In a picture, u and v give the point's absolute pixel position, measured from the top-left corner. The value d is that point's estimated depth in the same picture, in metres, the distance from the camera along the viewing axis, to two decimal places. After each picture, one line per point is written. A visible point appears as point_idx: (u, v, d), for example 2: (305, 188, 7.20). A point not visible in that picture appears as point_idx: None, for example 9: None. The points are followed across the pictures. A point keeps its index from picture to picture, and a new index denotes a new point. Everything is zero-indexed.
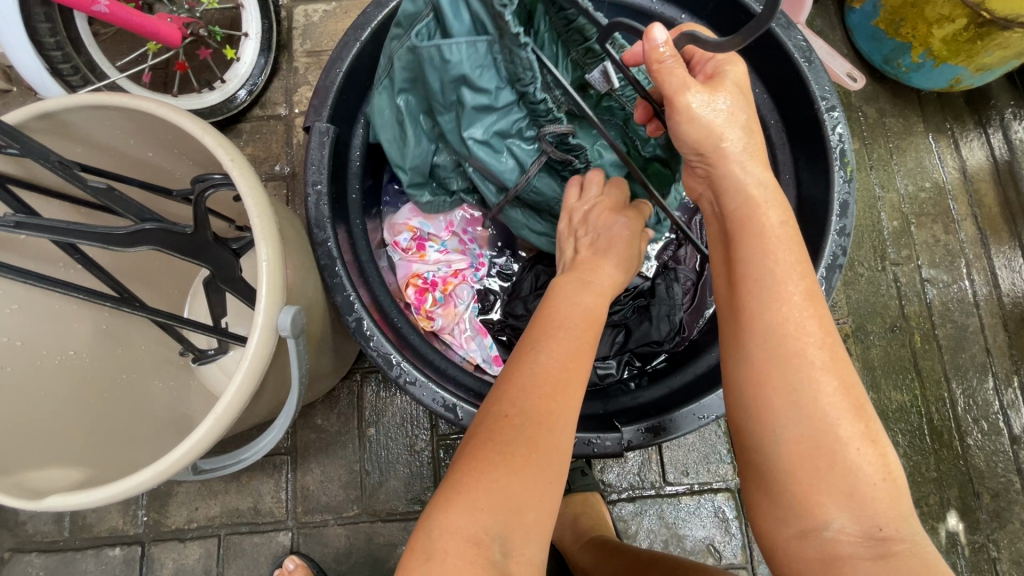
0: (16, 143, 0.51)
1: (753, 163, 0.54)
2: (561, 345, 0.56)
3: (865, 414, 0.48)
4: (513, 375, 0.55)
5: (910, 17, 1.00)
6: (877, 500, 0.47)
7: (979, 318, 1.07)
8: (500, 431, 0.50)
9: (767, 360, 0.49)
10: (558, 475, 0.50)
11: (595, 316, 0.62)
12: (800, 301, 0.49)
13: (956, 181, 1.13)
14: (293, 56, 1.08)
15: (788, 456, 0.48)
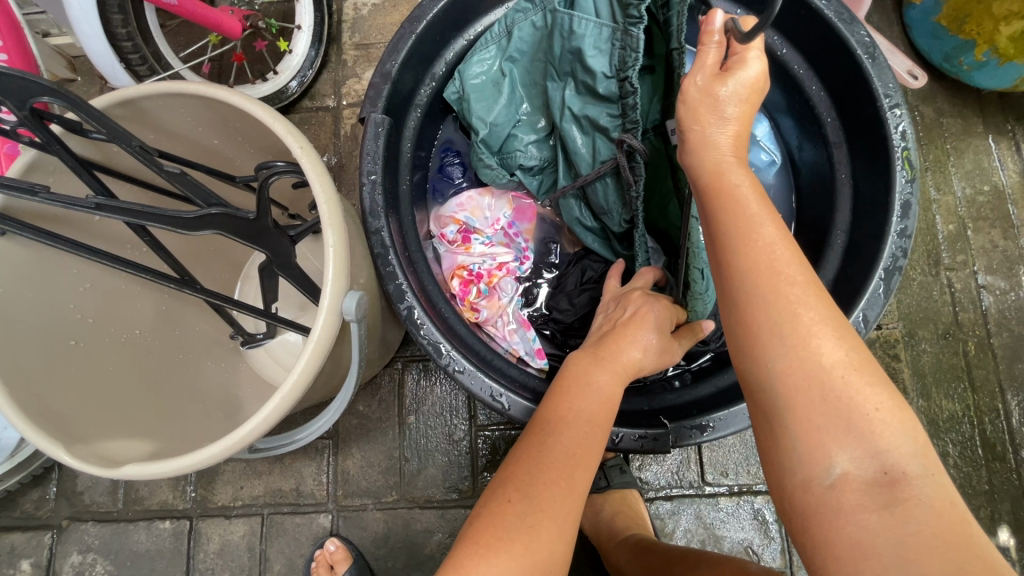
0: (102, 128, 0.53)
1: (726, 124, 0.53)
2: (570, 434, 0.55)
3: (853, 340, 0.46)
4: (518, 462, 0.54)
5: (974, 14, 0.96)
6: (882, 440, 0.43)
7: None
8: (500, 513, 0.50)
9: (746, 299, 0.47)
10: (558, 566, 0.49)
11: (612, 400, 0.59)
12: (769, 240, 0.48)
13: (1017, 184, 1.09)
14: (343, 49, 1.10)
15: (787, 399, 0.45)
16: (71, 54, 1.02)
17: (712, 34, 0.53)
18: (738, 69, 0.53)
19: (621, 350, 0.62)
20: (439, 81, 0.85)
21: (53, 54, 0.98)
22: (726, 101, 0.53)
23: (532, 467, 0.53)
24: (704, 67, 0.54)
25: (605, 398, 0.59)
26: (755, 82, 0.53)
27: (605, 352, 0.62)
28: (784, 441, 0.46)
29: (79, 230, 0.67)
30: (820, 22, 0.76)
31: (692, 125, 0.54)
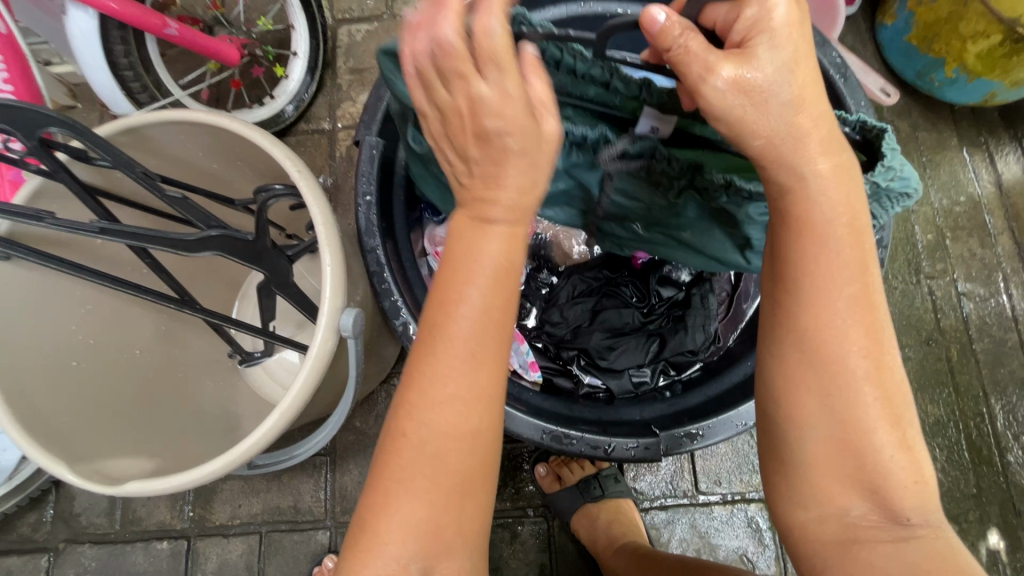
0: (107, 155, 0.55)
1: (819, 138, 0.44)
2: (454, 339, 0.41)
3: (902, 413, 0.45)
4: (406, 388, 0.42)
5: (943, 33, 1.00)
6: (897, 474, 0.45)
7: (1019, 333, 1.06)
8: (395, 453, 0.42)
9: (802, 361, 0.45)
10: (476, 485, 0.43)
11: (510, 266, 0.41)
12: (845, 305, 0.44)
13: (991, 197, 1.13)
14: (338, 73, 1.13)
15: (815, 456, 0.46)
16: (72, 82, 1.05)
17: (677, 25, 0.41)
18: (761, 33, 0.42)
19: (508, 187, 0.40)
20: None
21: (55, 81, 1.01)
22: (775, 82, 0.41)
23: (423, 390, 0.41)
24: (707, 53, 0.41)
25: (502, 262, 0.41)
26: (793, 28, 0.42)
27: (494, 200, 0.40)
28: (803, 478, 0.47)
29: (82, 253, 0.69)
30: None
31: (751, 137, 0.43)
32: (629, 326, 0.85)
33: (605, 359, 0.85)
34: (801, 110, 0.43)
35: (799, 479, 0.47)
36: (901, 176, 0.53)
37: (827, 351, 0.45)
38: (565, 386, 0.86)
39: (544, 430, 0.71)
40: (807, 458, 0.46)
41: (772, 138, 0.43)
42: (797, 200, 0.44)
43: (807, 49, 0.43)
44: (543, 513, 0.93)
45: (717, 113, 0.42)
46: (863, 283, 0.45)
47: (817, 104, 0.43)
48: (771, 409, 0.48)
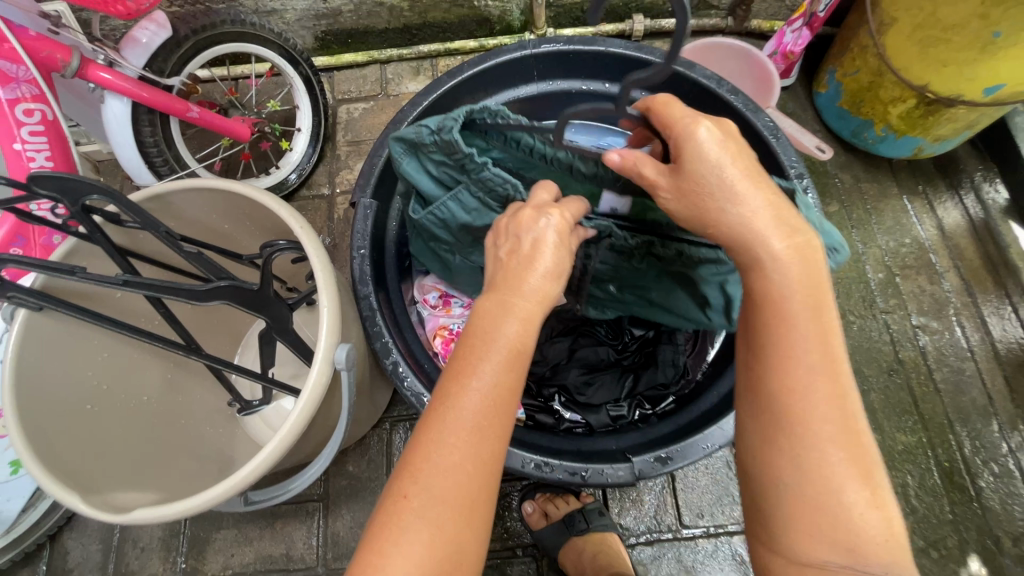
0: (137, 217, 0.64)
1: (753, 193, 0.52)
2: (468, 401, 0.48)
3: (869, 467, 0.46)
4: (415, 446, 0.48)
5: (868, 99, 1.15)
6: (875, 531, 0.45)
7: (974, 363, 1.14)
8: (396, 511, 0.47)
9: (767, 411, 0.49)
10: (467, 548, 0.47)
11: (522, 348, 0.51)
12: (808, 359, 0.48)
13: (935, 237, 1.26)
14: (337, 146, 1.27)
15: (788, 510, 0.47)
16: (97, 158, 1.17)
17: (630, 159, 0.58)
18: (690, 148, 0.53)
19: (531, 282, 0.53)
20: None
21: (83, 159, 1.13)
22: (712, 181, 0.52)
23: (431, 454, 0.47)
24: (652, 169, 0.56)
25: (513, 351, 0.50)
26: (719, 141, 0.53)
27: (514, 297, 0.52)
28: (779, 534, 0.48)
29: (103, 305, 0.76)
30: (733, 111, 0.93)
31: (707, 227, 0.54)
32: (604, 362, 0.93)
33: (584, 395, 0.91)
34: (745, 205, 0.52)
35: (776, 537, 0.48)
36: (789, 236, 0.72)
37: (801, 406, 0.47)
38: (547, 422, 0.90)
39: (525, 459, 0.76)
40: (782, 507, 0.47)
41: (722, 226, 0.52)
42: (757, 271, 0.51)
43: (738, 149, 0.54)
44: (532, 553, 0.95)
45: (673, 214, 0.57)
46: (823, 337, 0.48)
47: (761, 194, 0.52)
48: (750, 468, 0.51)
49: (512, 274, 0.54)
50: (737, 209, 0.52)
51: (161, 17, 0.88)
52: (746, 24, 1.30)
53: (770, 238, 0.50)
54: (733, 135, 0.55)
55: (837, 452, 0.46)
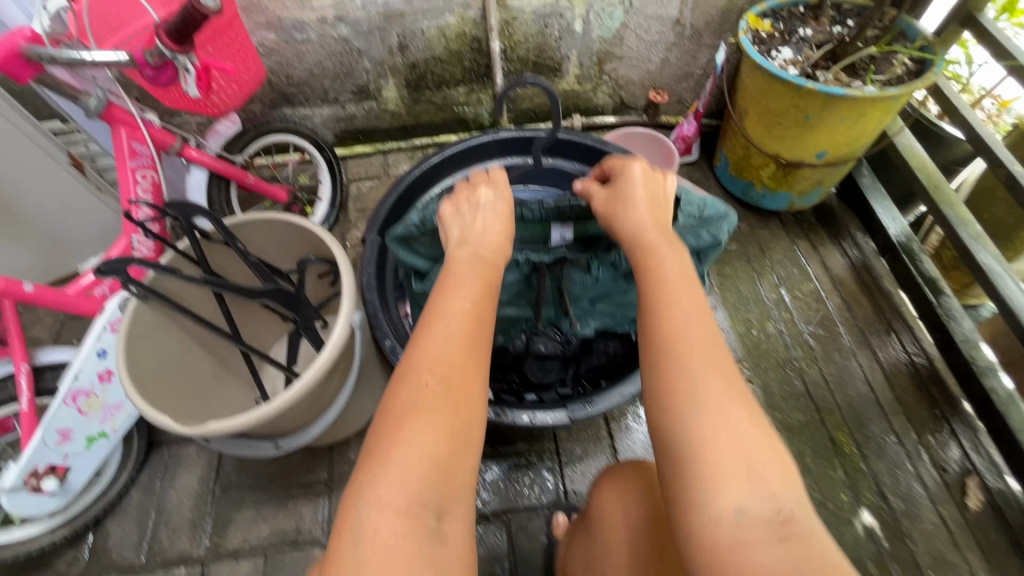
0: (225, 234, 0.97)
1: (642, 206, 0.84)
2: (452, 323, 0.70)
3: (747, 402, 0.60)
4: (422, 350, 0.67)
5: (746, 166, 1.58)
6: (759, 454, 0.57)
7: (857, 361, 1.44)
8: (418, 400, 0.62)
9: (664, 365, 0.63)
10: (472, 424, 0.64)
11: (488, 284, 0.79)
12: (686, 320, 0.66)
13: (817, 268, 1.61)
14: (349, 212, 1.65)
15: (695, 450, 0.57)
16: None
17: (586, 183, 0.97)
18: (622, 178, 0.89)
19: (480, 249, 0.85)
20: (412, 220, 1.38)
21: None
22: (625, 196, 0.86)
23: (437, 354, 0.66)
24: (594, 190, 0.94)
25: (479, 286, 0.77)
26: (642, 176, 0.88)
27: (473, 255, 0.84)
28: (689, 466, 0.58)
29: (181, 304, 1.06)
30: None
31: (612, 226, 0.86)
32: (552, 352, 1.18)
33: (536, 377, 1.18)
34: (637, 218, 0.82)
35: (680, 470, 0.58)
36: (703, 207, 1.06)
37: (685, 350, 0.63)
38: (509, 399, 1.17)
39: None
40: (690, 446, 0.58)
41: (629, 231, 0.81)
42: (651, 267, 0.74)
43: (653, 185, 0.87)
44: (501, 517, 1.15)
45: (598, 216, 0.91)
46: (697, 308, 0.67)
47: (654, 217, 0.82)
48: (658, 408, 0.63)
49: (467, 243, 0.87)
50: (630, 215, 0.83)
51: (235, 116, 1.28)
52: (658, 117, 1.76)
53: (649, 236, 0.79)
54: (651, 178, 0.89)
55: (717, 387, 0.60)
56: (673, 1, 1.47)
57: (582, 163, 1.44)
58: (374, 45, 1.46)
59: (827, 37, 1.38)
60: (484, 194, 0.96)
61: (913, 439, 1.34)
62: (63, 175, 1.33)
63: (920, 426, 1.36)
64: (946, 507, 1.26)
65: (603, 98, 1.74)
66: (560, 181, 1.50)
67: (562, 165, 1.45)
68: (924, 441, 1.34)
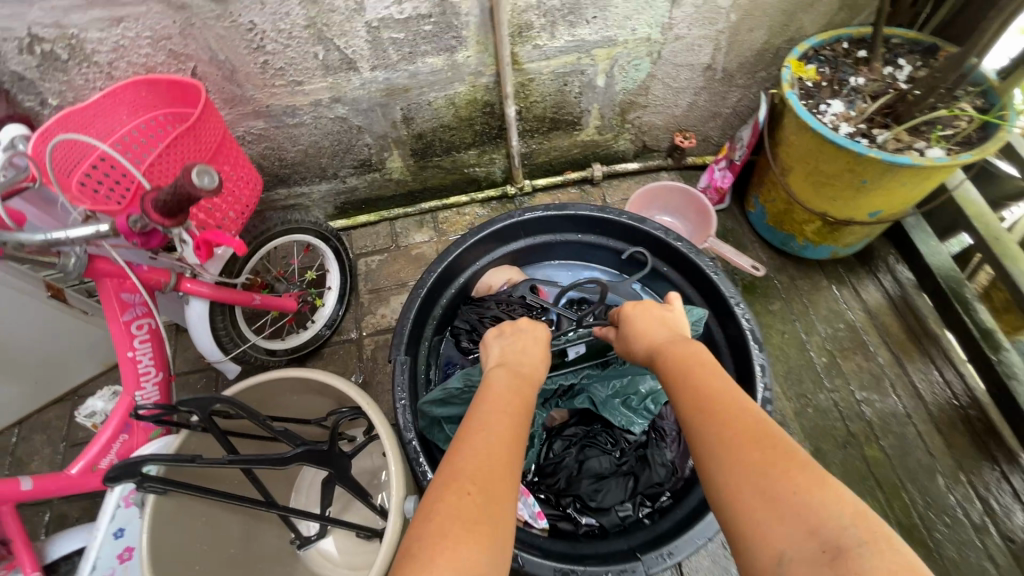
0: (243, 410, 0.84)
1: (663, 328, 0.88)
2: (496, 410, 0.67)
3: (784, 453, 0.57)
4: (459, 433, 0.64)
5: (785, 219, 1.47)
6: (807, 497, 0.52)
7: (914, 426, 1.39)
8: (451, 477, 0.57)
9: (694, 431, 0.65)
10: (506, 509, 0.56)
11: (529, 381, 0.78)
12: (711, 391, 0.67)
13: (863, 318, 1.53)
14: (360, 294, 1.50)
15: (739, 508, 0.55)
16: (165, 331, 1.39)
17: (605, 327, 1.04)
18: (643, 307, 0.94)
19: (526, 344, 0.88)
20: (435, 320, 1.28)
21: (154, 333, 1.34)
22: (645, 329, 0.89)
23: (467, 429, 0.64)
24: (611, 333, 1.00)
25: (515, 377, 0.78)
26: (652, 305, 0.93)
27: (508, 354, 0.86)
28: (738, 523, 0.55)
29: (201, 477, 0.96)
30: (677, 250, 1.25)
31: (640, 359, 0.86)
32: (608, 470, 1.12)
33: (595, 500, 1.09)
34: (654, 330, 0.88)
35: (735, 522, 0.55)
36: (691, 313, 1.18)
37: (720, 410, 0.64)
38: (568, 528, 1.10)
39: (554, 569, 0.95)
40: (736, 505, 0.56)
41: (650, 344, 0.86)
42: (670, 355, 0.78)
43: (665, 315, 0.91)
44: None
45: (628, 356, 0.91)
46: (714, 375, 0.70)
47: (670, 328, 0.88)
48: (709, 484, 0.59)
49: (520, 345, 0.87)
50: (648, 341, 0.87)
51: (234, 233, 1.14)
52: (683, 161, 1.61)
53: (661, 340, 0.85)
54: (666, 311, 0.93)
55: (750, 438, 0.59)
56: (704, 49, 1.32)
57: (613, 238, 1.34)
58: (375, 120, 1.30)
59: (881, 85, 1.25)
60: (523, 325, 0.92)
61: (978, 508, 1.30)
62: (49, 309, 1.20)
63: (986, 493, 1.31)
64: None
65: (625, 144, 1.59)
66: (589, 254, 1.40)
67: (591, 241, 1.35)
68: (989, 508, 1.29)
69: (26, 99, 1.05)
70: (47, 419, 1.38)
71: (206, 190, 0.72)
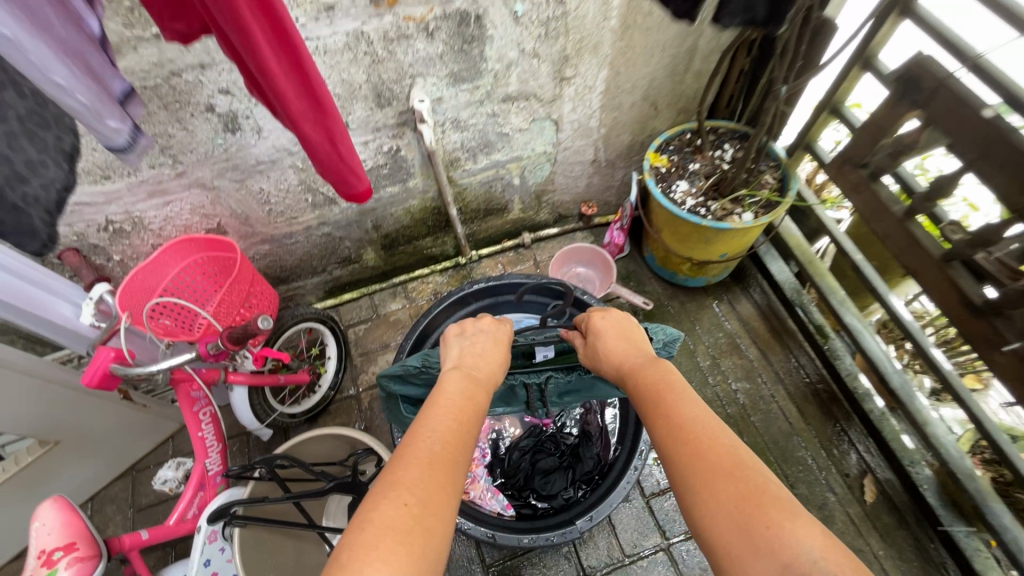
0: (292, 460, 1.25)
1: (632, 352, 1.00)
2: (444, 421, 0.77)
3: (768, 495, 0.65)
4: (399, 453, 0.70)
5: (668, 261, 1.97)
6: (786, 535, 0.60)
7: (776, 403, 1.89)
8: (388, 489, 0.64)
9: (695, 486, 0.69)
10: (440, 513, 0.64)
11: (474, 401, 0.85)
12: (697, 434, 0.74)
13: (737, 325, 2.03)
14: (353, 358, 1.91)
15: (723, 544, 0.64)
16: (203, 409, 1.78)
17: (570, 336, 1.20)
18: (609, 330, 1.06)
19: (473, 367, 0.95)
20: None
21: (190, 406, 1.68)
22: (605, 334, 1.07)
23: (408, 451, 0.70)
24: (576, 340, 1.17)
25: (465, 401, 0.84)
26: (612, 321, 1.08)
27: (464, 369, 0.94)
28: (714, 546, 0.65)
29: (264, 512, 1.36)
30: (586, 300, 1.72)
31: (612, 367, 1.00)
32: (553, 466, 1.58)
33: (545, 489, 1.55)
34: (625, 356, 0.99)
35: (711, 543, 0.65)
36: (667, 331, 1.28)
37: (699, 446, 0.72)
38: (528, 511, 1.53)
39: (518, 538, 1.40)
40: (717, 540, 0.64)
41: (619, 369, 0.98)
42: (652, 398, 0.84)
43: (625, 332, 1.05)
44: None
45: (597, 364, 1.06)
46: (705, 422, 0.76)
47: (638, 353, 0.99)
48: (691, 520, 0.68)
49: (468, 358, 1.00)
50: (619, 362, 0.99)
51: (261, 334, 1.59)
52: (591, 222, 2.10)
53: (635, 366, 0.94)
54: (622, 323, 1.08)
55: (717, 472, 0.68)
56: (589, 150, 1.81)
57: (541, 294, 1.80)
58: (353, 230, 1.74)
59: (712, 168, 1.75)
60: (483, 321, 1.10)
61: (823, 455, 1.80)
62: (120, 407, 1.58)
63: (828, 444, 1.82)
64: (851, 506, 1.72)
65: (545, 215, 2.07)
66: (526, 307, 1.86)
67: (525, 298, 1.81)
68: (831, 455, 1.80)
69: (98, 259, 1.44)
70: (115, 492, 1.74)
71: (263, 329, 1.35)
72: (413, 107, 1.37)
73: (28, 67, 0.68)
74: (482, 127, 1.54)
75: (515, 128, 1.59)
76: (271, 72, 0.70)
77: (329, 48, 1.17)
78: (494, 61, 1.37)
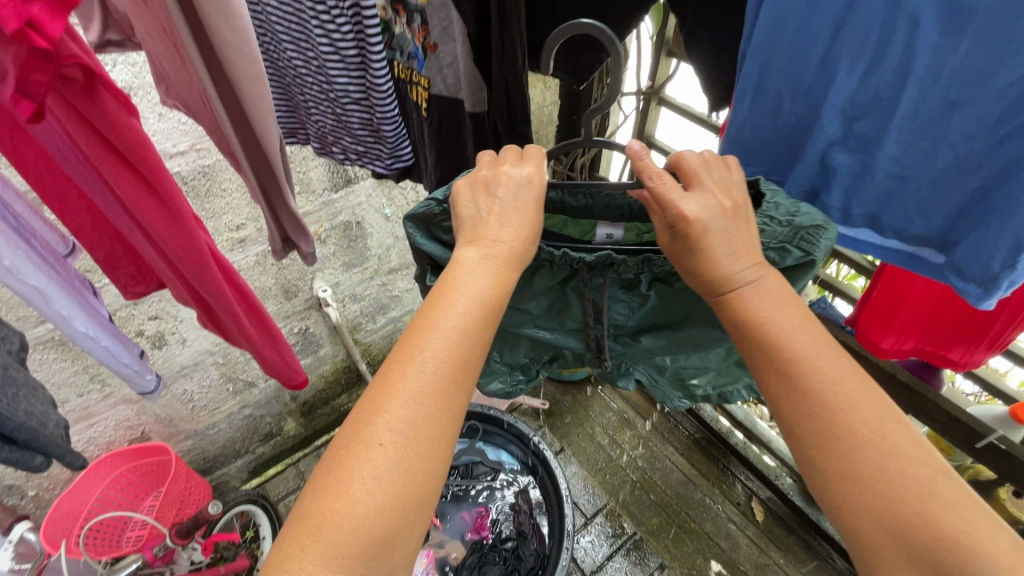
0: None
1: (738, 258, 0.60)
2: (444, 340, 0.54)
3: (941, 479, 0.50)
4: (378, 380, 0.53)
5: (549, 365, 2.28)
6: (961, 533, 0.48)
7: (673, 460, 2.16)
8: (358, 433, 0.51)
9: (846, 448, 0.53)
10: (434, 455, 0.52)
11: (494, 308, 0.58)
12: (843, 392, 0.54)
13: (621, 403, 2.33)
14: None
15: (864, 525, 0.51)
16: None
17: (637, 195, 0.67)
18: (705, 195, 0.60)
19: (496, 239, 0.61)
20: None
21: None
22: (686, 220, 0.59)
23: (395, 383, 0.52)
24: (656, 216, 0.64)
25: (477, 310, 0.57)
26: (712, 189, 0.61)
27: (491, 253, 0.60)
28: (852, 525, 0.52)
29: None
30: (493, 416, 1.99)
31: (682, 266, 0.64)
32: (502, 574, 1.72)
33: None
34: (729, 235, 0.60)
35: (844, 524, 0.53)
36: (806, 212, 0.66)
37: (842, 402, 0.54)
38: None
39: None
40: (859, 521, 0.51)
41: (709, 272, 0.61)
42: (767, 328, 0.58)
43: (735, 220, 0.61)
44: None
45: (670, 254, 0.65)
46: (855, 374, 0.56)
47: (746, 247, 0.60)
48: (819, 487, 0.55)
49: (480, 241, 0.61)
50: (703, 265, 0.61)
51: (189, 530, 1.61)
52: None
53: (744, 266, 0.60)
54: (723, 197, 0.61)
55: (863, 440, 0.52)
56: None
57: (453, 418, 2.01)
58: (272, 406, 1.90)
59: None
60: (506, 172, 0.64)
61: (716, 492, 2.07)
62: None
63: (720, 482, 2.09)
64: (749, 528, 1.98)
65: None
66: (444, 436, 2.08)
67: None
68: (722, 490, 2.07)
69: (11, 499, 1.46)
70: None
71: (213, 514, 1.54)
72: (316, 296, 1.71)
73: (110, 360, 0.91)
74: (375, 296, 1.85)
75: (402, 290, 1.88)
76: (221, 286, 0.80)
77: (243, 267, 1.49)
78: (376, 248, 1.78)
